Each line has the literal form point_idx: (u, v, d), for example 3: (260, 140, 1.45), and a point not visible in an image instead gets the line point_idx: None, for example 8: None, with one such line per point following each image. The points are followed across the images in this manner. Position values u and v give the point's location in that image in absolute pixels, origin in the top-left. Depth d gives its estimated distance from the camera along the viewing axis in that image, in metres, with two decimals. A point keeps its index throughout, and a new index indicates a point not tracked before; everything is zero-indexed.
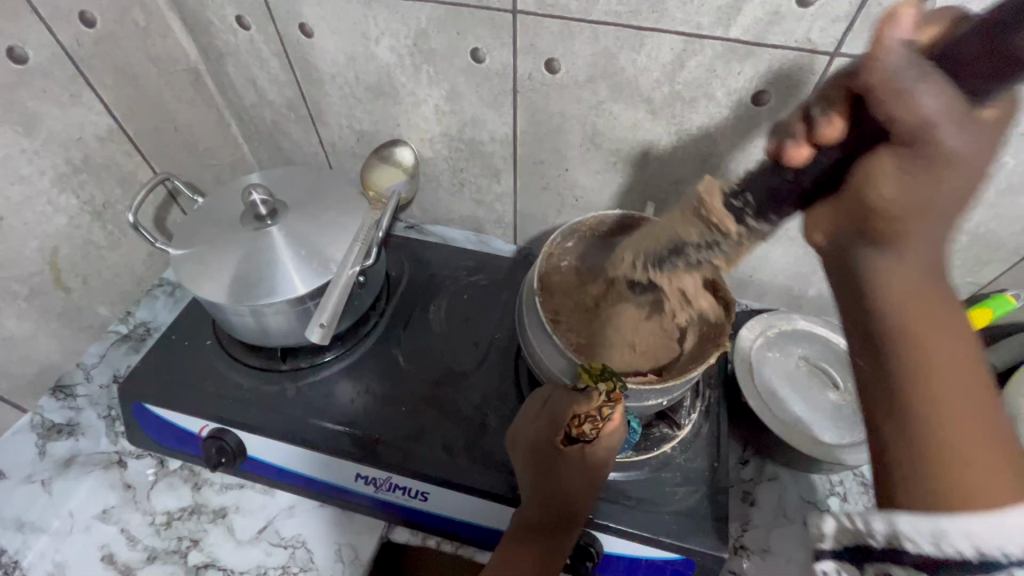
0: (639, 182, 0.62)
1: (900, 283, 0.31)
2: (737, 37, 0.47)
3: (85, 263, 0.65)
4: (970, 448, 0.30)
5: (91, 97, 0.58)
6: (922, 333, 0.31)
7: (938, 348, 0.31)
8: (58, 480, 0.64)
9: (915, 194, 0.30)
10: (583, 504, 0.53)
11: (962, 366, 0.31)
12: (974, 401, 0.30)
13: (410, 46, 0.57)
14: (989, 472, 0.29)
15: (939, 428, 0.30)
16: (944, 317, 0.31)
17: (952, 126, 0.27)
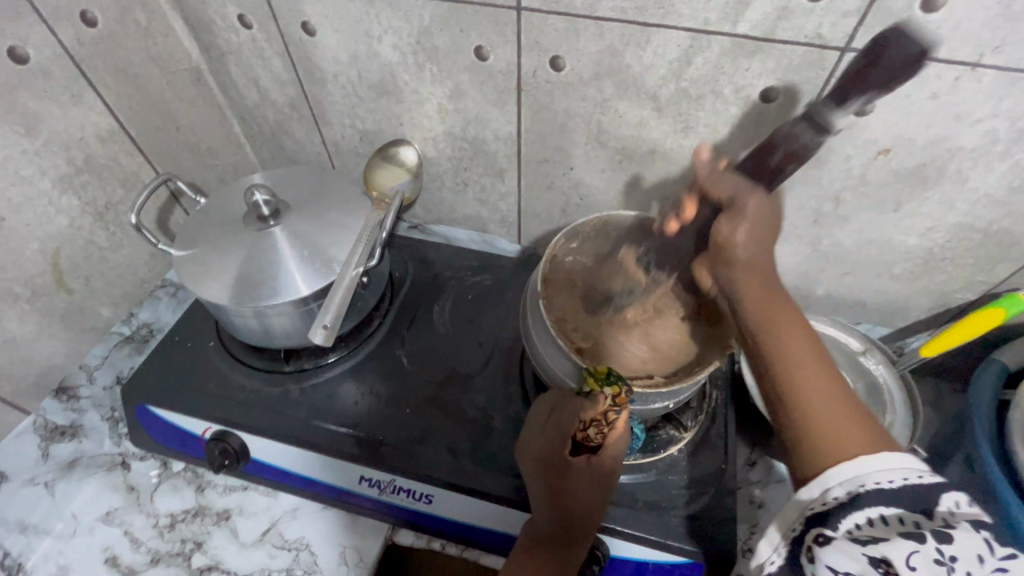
0: (645, 181, 0.61)
1: (747, 295, 0.40)
2: (745, 33, 0.46)
3: (87, 264, 0.65)
4: (835, 418, 0.36)
5: (92, 97, 0.58)
6: (777, 329, 0.39)
7: (792, 344, 0.39)
8: (62, 482, 0.63)
9: (747, 238, 0.40)
10: (594, 512, 0.51)
11: (812, 355, 0.38)
12: (824, 381, 0.37)
13: (413, 44, 0.57)
14: (850, 431, 0.36)
15: (805, 404, 0.37)
16: (787, 316, 0.39)
17: (755, 196, 0.39)
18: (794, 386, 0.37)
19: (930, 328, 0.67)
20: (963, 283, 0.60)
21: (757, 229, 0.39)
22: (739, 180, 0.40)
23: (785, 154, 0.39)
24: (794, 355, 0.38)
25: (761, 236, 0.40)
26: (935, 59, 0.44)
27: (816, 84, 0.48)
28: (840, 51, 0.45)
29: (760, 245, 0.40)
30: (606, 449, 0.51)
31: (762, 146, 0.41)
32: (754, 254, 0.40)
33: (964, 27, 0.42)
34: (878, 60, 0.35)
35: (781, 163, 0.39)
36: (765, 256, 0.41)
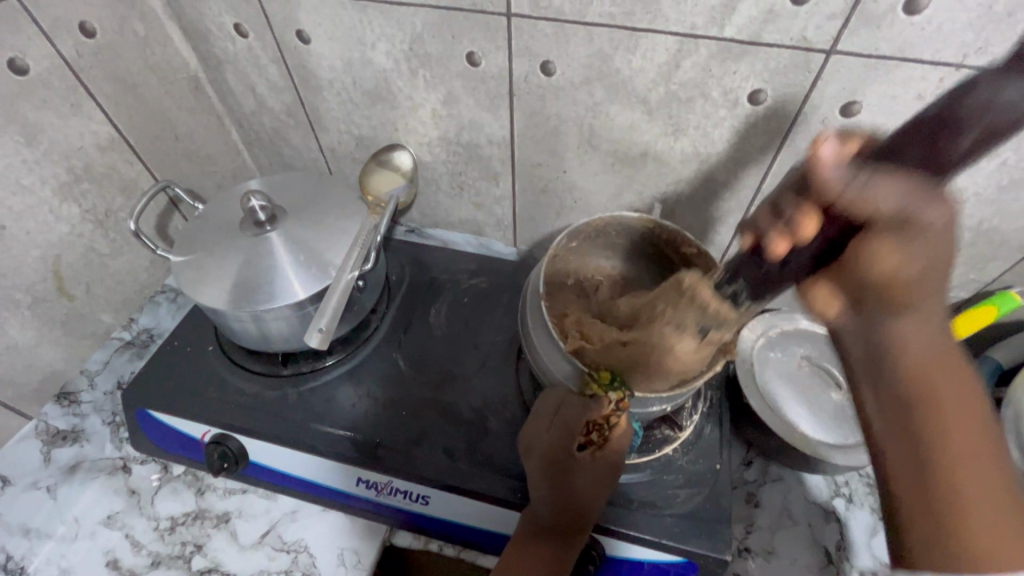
0: (638, 183, 0.62)
1: (908, 349, 0.32)
2: (732, 36, 0.47)
3: (87, 271, 0.66)
4: (988, 522, 0.31)
5: (92, 107, 0.59)
6: (933, 393, 0.32)
7: (952, 415, 0.32)
8: (63, 486, 0.64)
9: (922, 277, 0.30)
10: (594, 506, 0.52)
11: (975, 430, 0.32)
12: (985, 467, 0.32)
13: (406, 51, 0.57)
14: (1002, 534, 0.31)
15: (964, 497, 0.32)
16: (949, 378, 0.32)
17: (931, 208, 0.28)
18: (950, 471, 0.32)
19: None
20: (956, 282, 0.60)
21: (938, 270, 0.30)
22: (912, 179, 0.28)
23: (981, 138, 0.27)
24: (956, 433, 0.32)
25: (941, 275, 0.30)
26: (920, 60, 0.44)
27: (803, 86, 0.48)
28: (826, 53, 0.45)
29: (936, 285, 0.30)
30: (607, 447, 0.52)
31: (934, 121, 0.28)
32: (928, 296, 0.31)
33: (947, 28, 0.42)
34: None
35: (965, 152, 0.27)
36: (937, 296, 0.31)
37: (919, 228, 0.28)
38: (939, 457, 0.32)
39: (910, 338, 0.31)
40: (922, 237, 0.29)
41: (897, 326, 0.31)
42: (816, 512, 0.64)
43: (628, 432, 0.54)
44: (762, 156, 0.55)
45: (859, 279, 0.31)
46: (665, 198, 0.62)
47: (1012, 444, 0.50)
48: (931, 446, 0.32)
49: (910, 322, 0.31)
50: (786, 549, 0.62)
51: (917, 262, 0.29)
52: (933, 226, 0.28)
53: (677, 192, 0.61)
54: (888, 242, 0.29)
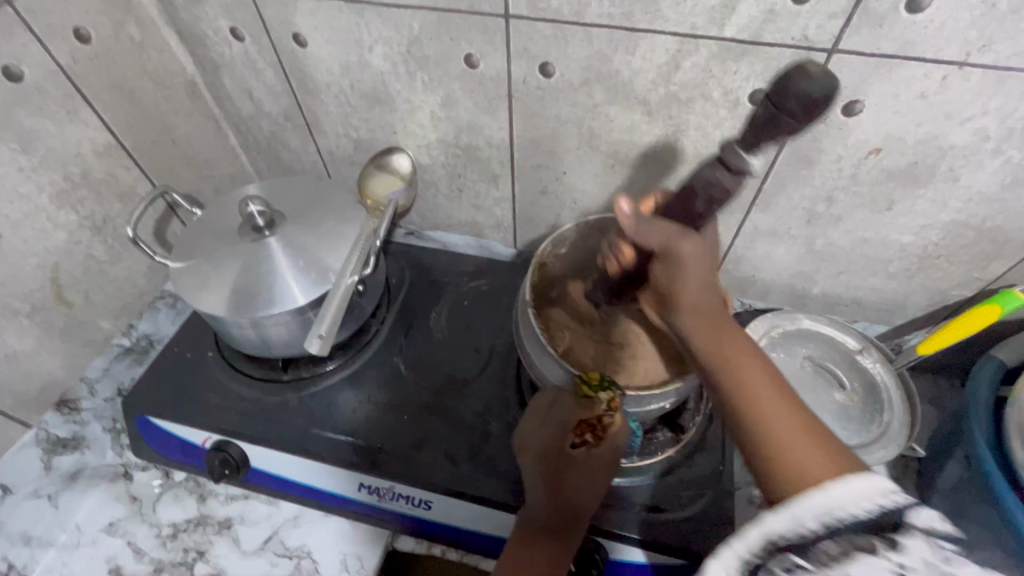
0: (637, 184, 0.61)
1: (697, 326, 0.42)
2: (733, 37, 0.46)
3: (86, 278, 0.65)
4: (795, 444, 0.36)
5: (88, 113, 0.58)
6: (725, 353, 0.40)
7: (744, 364, 0.40)
8: (64, 494, 0.64)
9: (685, 278, 0.42)
10: (591, 504, 0.52)
11: (761, 374, 0.39)
12: (779, 404, 0.38)
13: (403, 53, 0.57)
14: (811, 452, 0.36)
15: (768, 427, 0.37)
16: (733, 336, 0.41)
17: (683, 238, 0.42)
18: (756, 413, 0.38)
19: (927, 326, 0.66)
20: (959, 280, 0.60)
21: (702, 271, 0.43)
22: (670, 223, 0.42)
23: (708, 202, 0.40)
24: (751, 379, 0.39)
25: (703, 270, 0.43)
26: (922, 59, 0.44)
27: None
28: (828, 52, 0.45)
29: (705, 279, 0.43)
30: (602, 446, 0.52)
31: (688, 188, 0.41)
32: (693, 292, 0.43)
33: (949, 26, 0.42)
34: (782, 105, 0.32)
35: (705, 206, 0.41)
36: (710, 284, 0.43)
37: (676, 247, 0.42)
38: (741, 401, 0.39)
39: (690, 321, 0.42)
40: (678, 254, 0.42)
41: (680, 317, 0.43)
42: None
43: (625, 429, 0.52)
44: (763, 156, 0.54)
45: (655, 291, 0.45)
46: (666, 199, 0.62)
47: (1015, 443, 0.50)
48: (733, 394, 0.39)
49: (684, 313, 0.43)
50: None
51: (680, 268, 0.42)
52: (686, 249, 0.42)
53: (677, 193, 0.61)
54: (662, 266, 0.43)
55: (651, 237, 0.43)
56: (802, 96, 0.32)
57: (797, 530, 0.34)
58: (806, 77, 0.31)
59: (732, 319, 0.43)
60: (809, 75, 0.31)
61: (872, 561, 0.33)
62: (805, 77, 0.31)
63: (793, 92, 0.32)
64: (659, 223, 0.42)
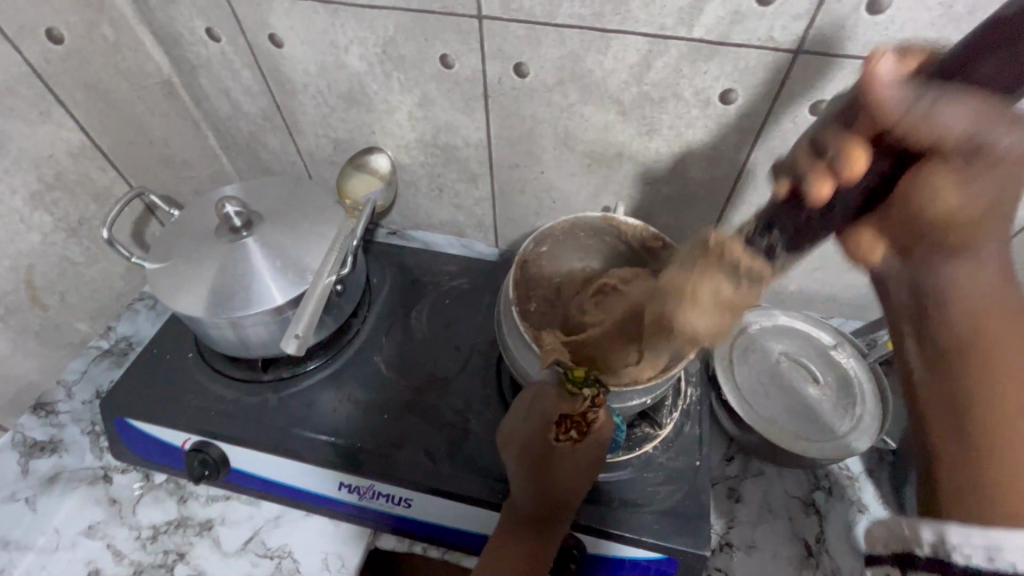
0: (613, 182, 0.62)
1: (962, 297, 0.29)
2: (701, 37, 0.47)
3: (62, 280, 0.65)
4: None
5: (62, 114, 0.58)
6: (1003, 343, 0.28)
7: (1022, 372, 0.28)
8: (43, 497, 0.64)
9: (985, 198, 0.26)
10: (574, 498, 0.52)
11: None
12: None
13: (379, 54, 0.57)
14: None
15: (1018, 452, 0.27)
16: (1016, 325, 0.28)
17: (1006, 128, 0.24)
18: (1010, 443, 0.27)
19: None
20: None
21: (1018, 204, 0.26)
22: (981, 98, 0.24)
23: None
24: (1018, 395, 0.27)
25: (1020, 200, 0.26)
26: None
27: (772, 86, 0.48)
28: (793, 53, 0.46)
29: (999, 214, 0.26)
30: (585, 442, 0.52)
31: None
32: (989, 233, 0.28)
33: (910, 28, 0.42)
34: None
35: None
36: (1005, 230, 0.27)
37: (986, 148, 0.25)
38: (991, 416, 0.28)
39: (964, 277, 0.29)
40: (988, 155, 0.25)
41: (955, 266, 0.29)
42: (796, 506, 0.65)
43: (609, 425, 0.53)
44: (735, 155, 0.55)
45: (911, 215, 0.29)
46: (641, 198, 0.62)
47: None
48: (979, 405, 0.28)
49: (961, 262, 0.29)
50: (767, 543, 0.63)
51: (979, 184, 0.26)
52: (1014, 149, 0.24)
53: (654, 192, 0.61)
54: (948, 174, 0.27)
55: (943, 123, 0.25)
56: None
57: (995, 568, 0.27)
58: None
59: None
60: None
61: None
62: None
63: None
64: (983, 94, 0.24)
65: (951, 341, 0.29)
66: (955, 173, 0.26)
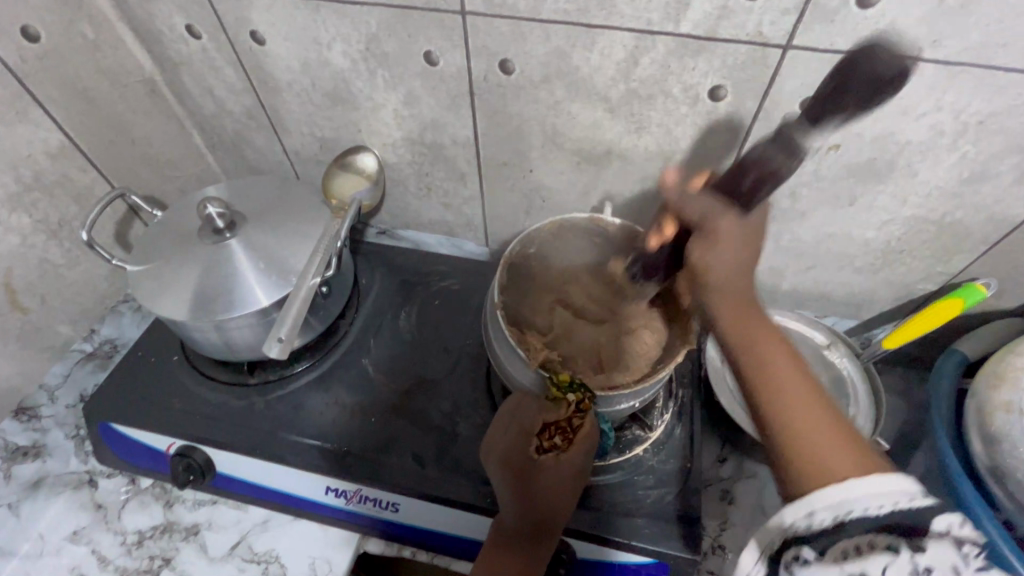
0: (602, 180, 0.61)
1: (727, 314, 0.38)
2: (688, 32, 0.46)
3: (42, 282, 0.64)
4: (816, 440, 0.34)
5: (39, 114, 0.57)
6: (759, 344, 0.37)
7: (773, 351, 0.36)
8: (26, 503, 0.63)
9: (726, 261, 0.37)
10: (561, 508, 0.52)
11: (795, 362, 0.36)
12: (810, 396, 0.35)
13: (362, 50, 0.56)
14: (830, 451, 0.33)
15: (789, 421, 0.34)
16: (762, 321, 0.38)
17: (726, 214, 0.36)
18: (784, 407, 0.35)
19: (893, 320, 0.67)
20: (923, 274, 0.60)
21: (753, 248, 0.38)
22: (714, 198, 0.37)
23: (755, 178, 0.35)
24: (779, 371, 0.36)
25: (750, 237, 0.37)
26: None
27: (762, 81, 0.47)
28: (782, 48, 0.45)
29: (739, 261, 0.37)
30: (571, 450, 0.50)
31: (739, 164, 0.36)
32: (732, 278, 0.37)
33: (900, 22, 0.41)
34: (848, 82, 0.30)
35: (751, 187, 0.36)
36: (747, 265, 0.38)
37: (710, 227, 0.37)
38: (767, 391, 0.35)
39: (719, 301, 0.38)
40: (712, 231, 0.37)
41: (710, 297, 0.38)
42: None
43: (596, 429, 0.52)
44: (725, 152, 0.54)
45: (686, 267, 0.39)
46: (631, 196, 0.62)
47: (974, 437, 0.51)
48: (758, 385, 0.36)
49: (715, 293, 0.38)
50: None
51: (708, 243, 0.37)
52: (722, 228, 0.37)
53: (644, 190, 0.60)
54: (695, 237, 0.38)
55: (693, 210, 0.38)
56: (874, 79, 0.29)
57: (810, 522, 0.32)
58: (880, 57, 0.29)
59: (762, 302, 0.39)
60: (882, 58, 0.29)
61: (883, 559, 0.31)
62: (879, 57, 0.29)
63: (871, 69, 0.29)
64: (700, 195, 0.38)
65: (727, 344, 0.38)
66: (705, 242, 0.37)
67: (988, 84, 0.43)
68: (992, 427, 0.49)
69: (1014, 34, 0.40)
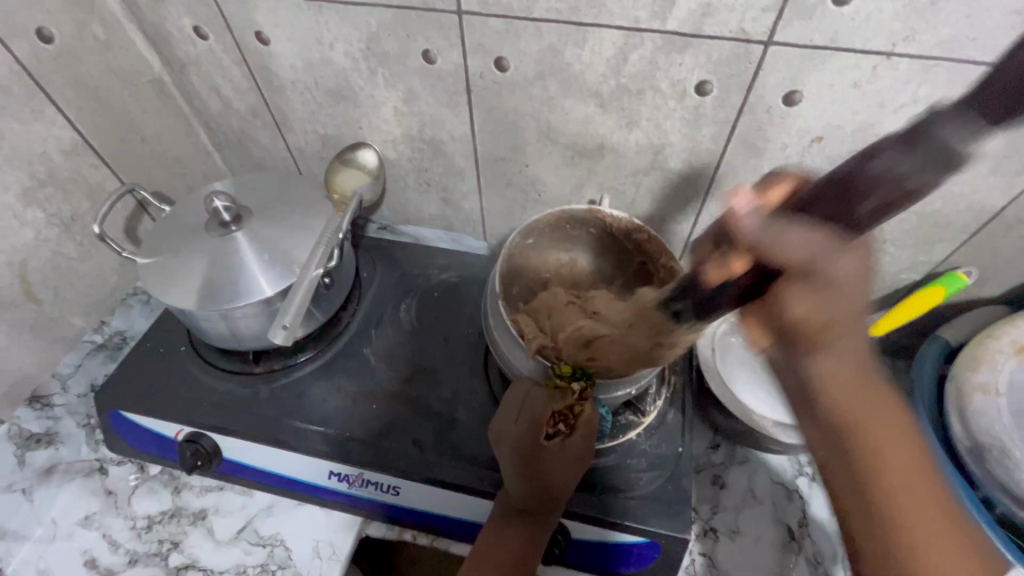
0: (596, 174, 0.63)
1: (835, 403, 0.33)
2: (675, 29, 0.48)
3: (55, 275, 0.66)
4: (928, 546, 0.32)
5: (53, 112, 0.59)
6: (875, 431, 0.33)
7: (894, 449, 0.33)
8: (40, 489, 0.65)
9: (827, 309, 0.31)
10: (565, 493, 0.53)
11: (902, 454, 0.33)
12: (926, 505, 0.33)
13: (363, 50, 0.58)
14: (947, 563, 0.32)
15: (902, 523, 0.33)
16: (886, 410, 0.33)
17: (835, 258, 0.30)
18: (895, 509, 0.33)
19: (879, 309, 0.69)
20: (907, 263, 0.62)
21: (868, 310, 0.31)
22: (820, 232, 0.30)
23: (880, 203, 0.27)
24: (896, 467, 0.33)
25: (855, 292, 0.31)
26: (852, 50, 0.45)
27: (746, 76, 0.49)
28: (764, 45, 0.47)
29: (859, 293, 0.30)
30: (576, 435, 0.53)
31: (842, 182, 0.29)
32: (849, 342, 0.31)
33: (876, 18, 0.43)
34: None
35: (869, 212, 0.28)
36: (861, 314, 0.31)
37: (823, 269, 0.30)
38: (879, 500, 0.33)
39: (836, 378, 0.32)
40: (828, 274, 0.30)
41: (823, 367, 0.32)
42: (779, 493, 0.66)
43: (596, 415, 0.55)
44: (713, 146, 0.56)
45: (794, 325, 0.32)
46: (624, 189, 0.64)
47: (953, 419, 0.53)
48: (870, 488, 0.33)
49: (829, 360, 0.32)
50: (751, 528, 0.64)
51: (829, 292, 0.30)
52: (840, 272, 0.30)
53: (636, 183, 0.63)
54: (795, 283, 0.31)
55: (788, 242, 0.30)
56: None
57: None
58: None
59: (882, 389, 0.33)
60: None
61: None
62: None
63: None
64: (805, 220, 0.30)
65: (839, 429, 0.33)
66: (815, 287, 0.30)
67: (961, 77, 0.45)
68: (970, 408, 0.51)
69: (982, 28, 0.42)
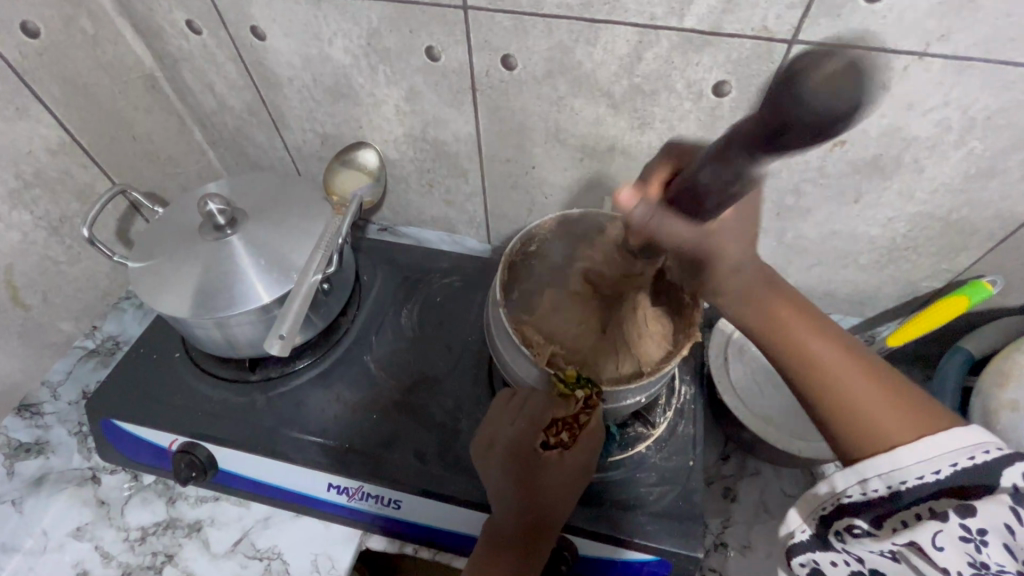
0: (606, 176, 0.61)
1: (750, 314, 0.44)
2: (693, 27, 0.45)
3: (44, 279, 0.64)
4: (865, 406, 0.40)
5: (39, 110, 0.57)
6: (799, 340, 0.43)
7: (815, 346, 0.42)
8: (30, 499, 0.63)
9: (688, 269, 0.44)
10: (562, 510, 0.51)
11: (823, 338, 0.42)
12: (860, 379, 0.41)
13: (364, 46, 0.55)
14: (883, 415, 0.39)
15: (841, 398, 0.41)
16: (800, 320, 0.43)
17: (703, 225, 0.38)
18: (829, 389, 0.41)
19: (898, 317, 0.67)
20: (929, 271, 0.60)
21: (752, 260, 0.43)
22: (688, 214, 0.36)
23: (719, 196, 0.32)
24: (823, 356, 0.42)
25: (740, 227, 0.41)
26: (881, 49, 0.43)
27: (768, 76, 0.47)
28: (788, 43, 0.44)
29: (734, 259, 0.42)
30: (577, 447, 0.51)
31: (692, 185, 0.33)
32: (726, 282, 0.43)
33: (908, 16, 0.41)
34: (789, 123, 0.24)
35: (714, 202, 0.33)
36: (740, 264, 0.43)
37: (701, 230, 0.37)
38: (812, 373, 0.42)
39: (735, 302, 0.44)
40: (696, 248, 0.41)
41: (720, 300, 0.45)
42: (792, 506, 0.64)
43: (600, 431, 0.52)
44: None
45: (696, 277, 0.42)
46: None
47: None
48: (806, 370, 0.42)
49: (716, 297, 0.45)
50: (763, 543, 0.62)
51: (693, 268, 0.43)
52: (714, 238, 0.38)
53: None
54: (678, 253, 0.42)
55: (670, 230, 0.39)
56: (813, 116, 0.23)
57: (869, 489, 0.39)
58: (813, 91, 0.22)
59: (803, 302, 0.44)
60: (813, 84, 0.23)
61: (931, 528, 0.37)
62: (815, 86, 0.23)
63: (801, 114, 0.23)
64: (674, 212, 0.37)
65: (769, 339, 0.44)
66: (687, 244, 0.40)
67: (996, 79, 0.43)
68: (997, 425, 0.49)
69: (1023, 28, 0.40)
